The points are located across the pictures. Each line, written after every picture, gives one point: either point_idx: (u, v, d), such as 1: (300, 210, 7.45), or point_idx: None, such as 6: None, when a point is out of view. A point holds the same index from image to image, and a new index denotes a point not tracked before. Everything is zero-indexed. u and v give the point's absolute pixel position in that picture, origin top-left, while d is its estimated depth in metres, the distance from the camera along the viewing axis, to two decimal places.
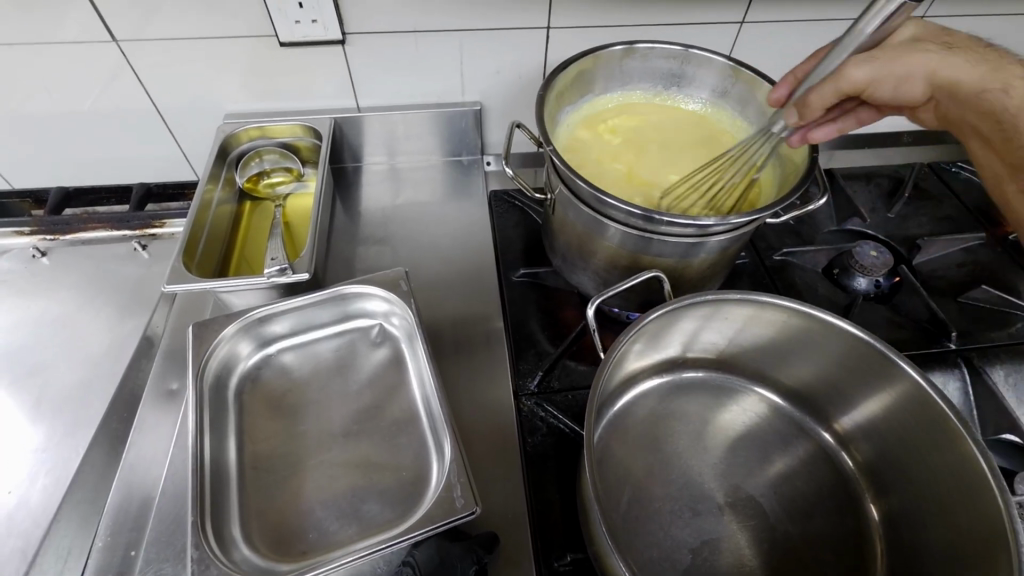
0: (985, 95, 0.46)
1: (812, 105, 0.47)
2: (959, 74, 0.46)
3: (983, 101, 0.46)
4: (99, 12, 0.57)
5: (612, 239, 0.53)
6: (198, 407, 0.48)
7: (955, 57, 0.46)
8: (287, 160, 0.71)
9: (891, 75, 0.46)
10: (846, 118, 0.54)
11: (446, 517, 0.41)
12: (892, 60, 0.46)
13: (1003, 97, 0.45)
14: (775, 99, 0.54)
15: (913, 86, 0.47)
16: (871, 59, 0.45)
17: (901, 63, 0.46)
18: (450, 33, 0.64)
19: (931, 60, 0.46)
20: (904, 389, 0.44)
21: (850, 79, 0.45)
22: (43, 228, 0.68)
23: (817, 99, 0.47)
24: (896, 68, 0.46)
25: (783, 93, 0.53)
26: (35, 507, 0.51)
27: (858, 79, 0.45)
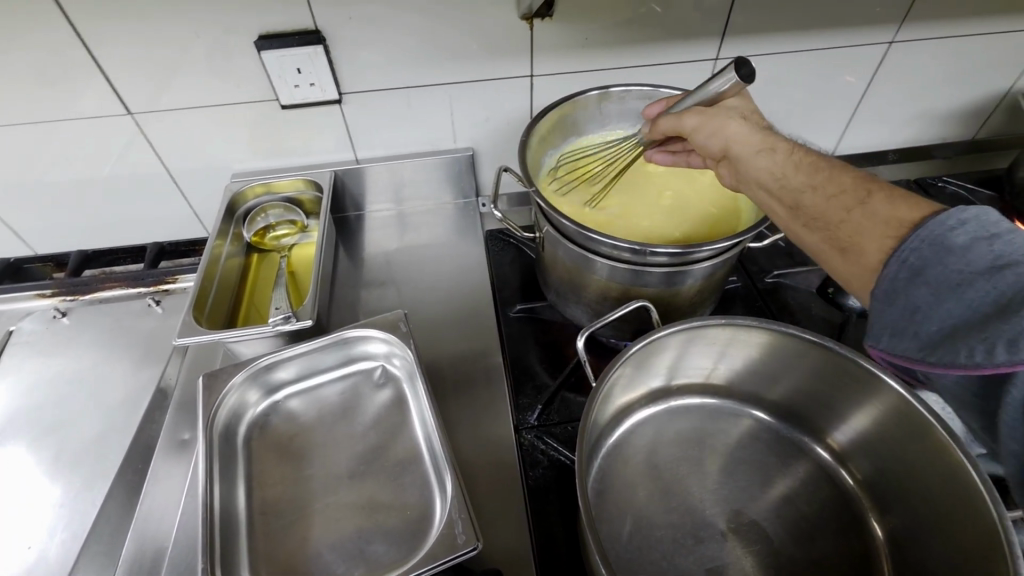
0: (755, 154, 0.44)
1: (660, 129, 0.51)
2: (746, 137, 0.45)
3: (744, 158, 0.45)
4: (115, 87, 0.62)
5: (601, 273, 0.55)
6: (209, 456, 0.49)
7: (754, 124, 0.46)
8: (291, 213, 0.74)
9: (710, 127, 0.47)
10: (682, 158, 0.58)
11: (449, 553, 0.42)
12: (713, 117, 0.47)
13: (771, 156, 0.43)
14: (648, 114, 0.55)
15: (717, 143, 0.47)
16: (697, 110, 0.48)
17: (722, 119, 0.46)
18: (440, 86, 0.68)
19: (733, 123, 0.46)
20: (892, 403, 0.44)
21: (683, 122, 0.48)
22: (64, 290, 0.72)
23: (660, 125, 0.51)
24: (710, 119, 0.47)
25: (655, 110, 0.54)
26: (54, 562, 0.52)
27: (681, 125, 0.49)
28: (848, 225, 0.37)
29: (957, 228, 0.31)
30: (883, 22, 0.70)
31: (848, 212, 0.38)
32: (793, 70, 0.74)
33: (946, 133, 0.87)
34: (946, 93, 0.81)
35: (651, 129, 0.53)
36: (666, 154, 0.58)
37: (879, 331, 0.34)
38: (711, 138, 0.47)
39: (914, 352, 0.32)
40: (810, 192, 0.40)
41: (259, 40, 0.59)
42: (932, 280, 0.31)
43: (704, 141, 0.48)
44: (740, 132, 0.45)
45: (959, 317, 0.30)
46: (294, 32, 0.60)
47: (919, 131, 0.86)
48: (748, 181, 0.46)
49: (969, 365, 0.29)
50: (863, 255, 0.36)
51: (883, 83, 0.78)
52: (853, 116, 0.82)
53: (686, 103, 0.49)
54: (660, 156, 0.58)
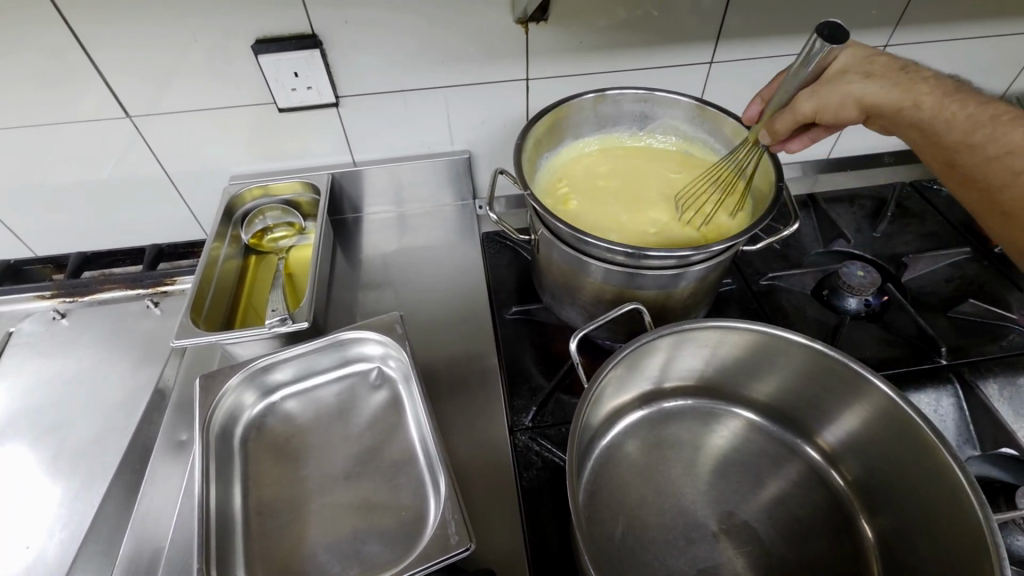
0: (905, 112, 0.49)
1: (778, 131, 0.51)
2: (882, 96, 0.49)
3: (903, 117, 0.50)
4: (114, 91, 0.62)
5: (596, 275, 0.55)
6: (205, 456, 0.50)
7: (881, 79, 0.49)
8: (289, 215, 0.75)
9: (830, 102, 0.49)
10: (818, 134, 0.55)
11: (442, 553, 0.42)
12: (829, 90, 0.49)
13: (919, 112, 0.49)
14: (749, 117, 0.57)
15: (851, 109, 0.49)
16: (807, 91, 0.49)
17: (837, 89, 0.49)
18: (436, 90, 0.68)
19: (858, 88, 0.49)
20: (882, 405, 0.45)
21: (801, 109, 0.49)
22: (63, 292, 0.73)
23: (779, 127, 0.51)
24: (831, 95, 0.49)
25: (753, 112, 0.56)
26: (52, 561, 0.53)
27: (798, 110, 0.49)
28: (1011, 191, 0.46)
29: None
30: (876, 26, 0.70)
31: (1013, 176, 0.45)
32: None
33: None
34: None
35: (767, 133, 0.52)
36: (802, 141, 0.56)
37: None
38: (839, 109, 0.50)
39: None
40: (960, 151, 0.48)
41: (255, 44, 0.60)
42: None
43: (835, 117, 0.50)
44: (869, 93, 0.49)
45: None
46: (292, 36, 0.61)
47: None
48: (900, 128, 0.51)
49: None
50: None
51: None
52: None
53: (784, 91, 0.49)
54: (795, 144, 0.56)
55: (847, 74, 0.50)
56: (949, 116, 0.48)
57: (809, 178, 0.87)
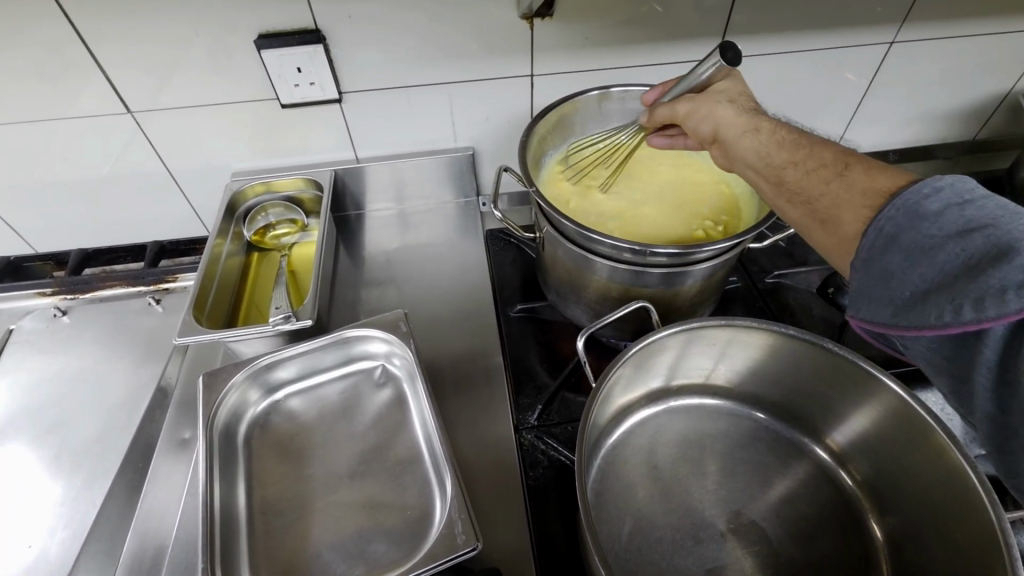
0: (741, 137, 0.45)
1: (657, 117, 0.51)
2: (732, 122, 0.45)
3: (733, 139, 0.45)
4: (114, 86, 0.62)
5: (601, 273, 0.55)
6: (209, 455, 0.50)
7: (742, 106, 0.46)
8: (291, 212, 0.74)
9: (700, 112, 0.47)
10: (681, 141, 0.56)
11: (448, 553, 0.42)
12: (703, 100, 0.47)
13: (757, 139, 0.44)
14: (646, 100, 0.54)
15: (706, 126, 0.47)
16: (688, 97, 0.48)
17: (707, 105, 0.47)
18: (440, 86, 0.68)
19: (725, 108, 0.46)
20: (891, 405, 0.44)
21: (678, 109, 0.49)
22: (64, 289, 0.72)
23: (656, 115, 0.51)
24: (700, 105, 0.47)
25: (654, 96, 0.53)
26: (54, 560, 0.53)
27: (674, 111, 0.49)
28: (827, 198, 0.37)
29: (931, 197, 0.31)
30: (884, 23, 0.69)
31: (827, 185, 0.38)
32: (793, 70, 0.73)
33: (947, 133, 0.87)
34: (948, 93, 0.81)
35: (647, 117, 0.53)
36: (665, 139, 0.57)
37: (860, 300, 0.33)
38: (704, 121, 0.47)
39: (888, 319, 0.31)
40: (792, 169, 0.41)
41: (258, 39, 0.59)
42: (904, 246, 0.31)
43: (693, 126, 0.48)
44: (728, 116, 0.46)
45: (931, 280, 0.29)
46: (295, 31, 0.60)
47: (920, 131, 0.86)
48: (736, 162, 0.46)
49: (939, 326, 0.28)
50: (842, 225, 0.36)
51: (885, 83, 0.78)
52: (853, 116, 0.82)
53: (677, 88, 0.49)
54: (659, 140, 0.57)
55: (719, 93, 0.47)
56: (779, 140, 0.43)
57: None
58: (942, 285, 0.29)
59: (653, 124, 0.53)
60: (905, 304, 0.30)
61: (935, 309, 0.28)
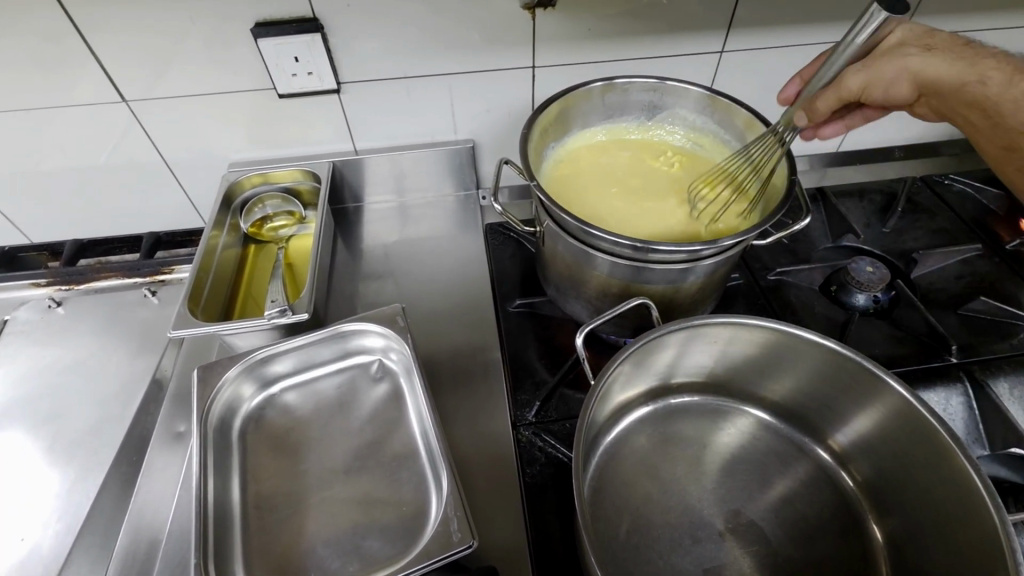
0: (966, 87, 0.48)
1: (820, 109, 0.51)
2: (941, 70, 0.49)
3: (966, 92, 0.49)
4: (110, 75, 0.61)
5: (601, 269, 0.54)
6: (203, 448, 0.49)
7: (942, 56, 0.49)
8: (289, 204, 0.74)
9: (882, 77, 0.49)
10: (853, 120, 0.57)
11: (443, 551, 0.41)
12: (883, 63, 0.49)
13: (1012, 83, 0.47)
14: (783, 97, 0.57)
15: (903, 85, 0.50)
16: (857, 70, 0.49)
17: (892, 65, 0.49)
18: (440, 77, 0.67)
19: (913, 62, 0.49)
20: (894, 406, 0.44)
21: (847, 85, 0.50)
22: (59, 280, 0.72)
23: (821, 106, 0.51)
24: (878, 73, 0.49)
25: (791, 92, 0.57)
26: (47, 553, 0.52)
27: (845, 87, 0.50)
28: None
29: None
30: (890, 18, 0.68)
31: None
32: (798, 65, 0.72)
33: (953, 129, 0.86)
34: None
35: (802, 116, 0.52)
36: (836, 128, 0.57)
37: None
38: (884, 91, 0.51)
39: None
40: None
41: (255, 28, 0.58)
42: None
43: (885, 91, 0.51)
44: (932, 70, 0.49)
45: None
46: (292, 20, 0.59)
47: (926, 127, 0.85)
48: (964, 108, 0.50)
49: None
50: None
51: None
52: None
53: (830, 70, 0.48)
54: (829, 130, 0.58)
55: (902, 48, 0.49)
56: (1016, 92, 0.47)
57: (818, 172, 0.86)
58: None
59: (814, 114, 0.52)
60: None
61: None
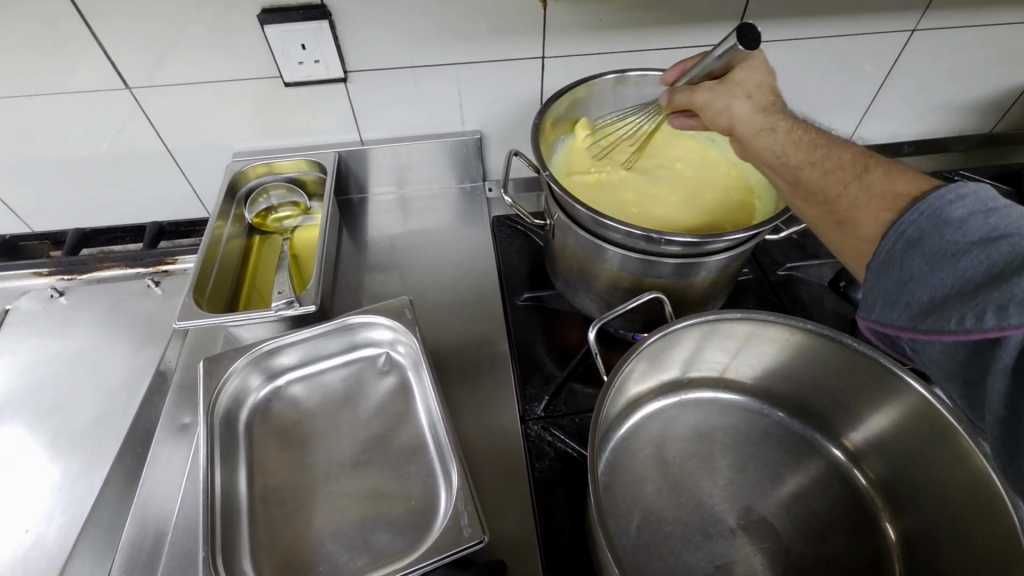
0: (756, 136, 0.43)
1: (671, 101, 0.49)
2: (745, 120, 0.43)
3: (750, 135, 0.43)
4: (112, 62, 0.60)
5: (612, 262, 0.54)
6: (210, 439, 0.49)
7: (762, 104, 0.43)
8: (294, 194, 0.73)
9: (717, 99, 0.45)
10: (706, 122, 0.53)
11: (454, 546, 0.41)
12: (722, 87, 0.44)
13: (774, 138, 0.42)
14: (667, 80, 0.54)
15: (723, 118, 0.45)
16: (707, 86, 0.45)
17: (721, 98, 0.44)
18: (448, 67, 0.66)
19: (741, 101, 0.43)
20: (911, 404, 0.43)
21: (695, 94, 0.46)
22: (61, 269, 0.71)
23: (674, 101, 0.48)
24: (719, 94, 0.44)
25: (671, 76, 0.53)
26: (51, 545, 0.52)
27: (692, 100, 0.46)
28: (845, 200, 0.37)
29: (956, 201, 0.30)
30: (907, 10, 0.67)
31: (845, 186, 0.37)
32: (811, 58, 0.72)
33: (964, 125, 0.85)
34: (968, 84, 0.78)
35: (666, 100, 0.50)
36: (687, 121, 0.54)
37: (873, 305, 0.32)
38: (720, 115, 0.44)
39: (905, 322, 0.30)
40: (807, 168, 0.40)
41: (261, 14, 0.57)
42: (927, 248, 0.30)
43: (716, 117, 0.45)
44: (745, 113, 0.43)
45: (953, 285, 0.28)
46: (298, 7, 0.58)
47: (937, 122, 0.84)
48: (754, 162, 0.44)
49: (958, 332, 0.27)
50: (860, 228, 0.35)
51: (904, 72, 0.76)
52: (870, 106, 0.80)
53: (698, 71, 0.47)
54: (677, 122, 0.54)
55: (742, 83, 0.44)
56: (794, 140, 0.41)
57: None
58: (962, 292, 0.27)
59: (673, 107, 0.50)
60: (923, 307, 0.29)
61: (954, 315, 0.27)
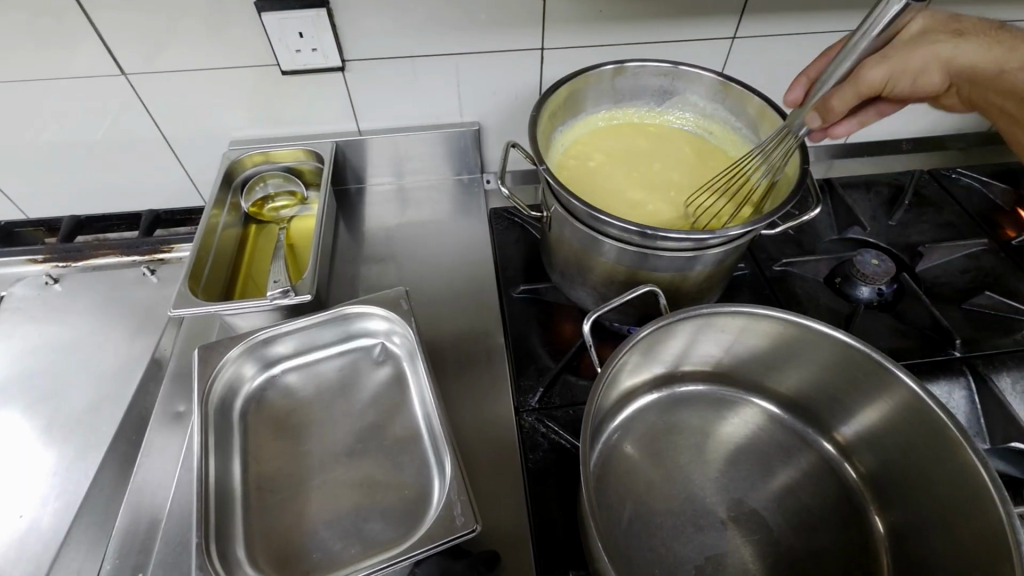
0: (993, 74, 0.49)
1: (836, 108, 0.50)
2: (977, 57, 0.49)
3: (994, 78, 0.49)
4: (109, 47, 0.59)
5: (608, 256, 0.54)
6: (204, 427, 0.49)
7: (972, 40, 0.49)
8: (290, 183, 0.72)
9: (907, 67, 0.49)
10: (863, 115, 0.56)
11: (447, 535, 0.41)
12: (903, 57, 0.48)
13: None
14: (792, 100, 0.56)
15: (933, 73, 0.50)
16: (878, 61, 0.48)
17: (922, 50, 0.49)
18: (447, 58, 0.65)
19: (947, 49, 0.49)
20: (903, 400, 0.44)
21: (868, 78, 0.48)
22: (56, 256, 0.71)
23: (839, 103, 0.49)
24: (907, 57, 0.49)
25: (799, 94, 0.56)
26: (45, 530, 0.52)
27: (868, 81, 0.48)
28: None
29: None
30: None
31: None
32: (811, 53, 0.71)
33: (962, 123, 0.85)
34: None
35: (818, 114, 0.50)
36: (853, 124, 0.55)
37: None
38: (915, 78, 0.50)
39: None
40: None
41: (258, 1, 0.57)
42: None
43: (910, 82, 0.50)
44: (963, 53, 0.49)
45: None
46: None
47: (936, 120, 0.84)
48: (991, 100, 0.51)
49: None
50: None
51: None
52: None
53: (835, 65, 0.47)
54: (842, 128, 0.55)
55: (923, 37, 0.49)
56: None
57: (825, 163, 0.85)
58: None
59: (831, 110, 0.50)
60: None
61: None
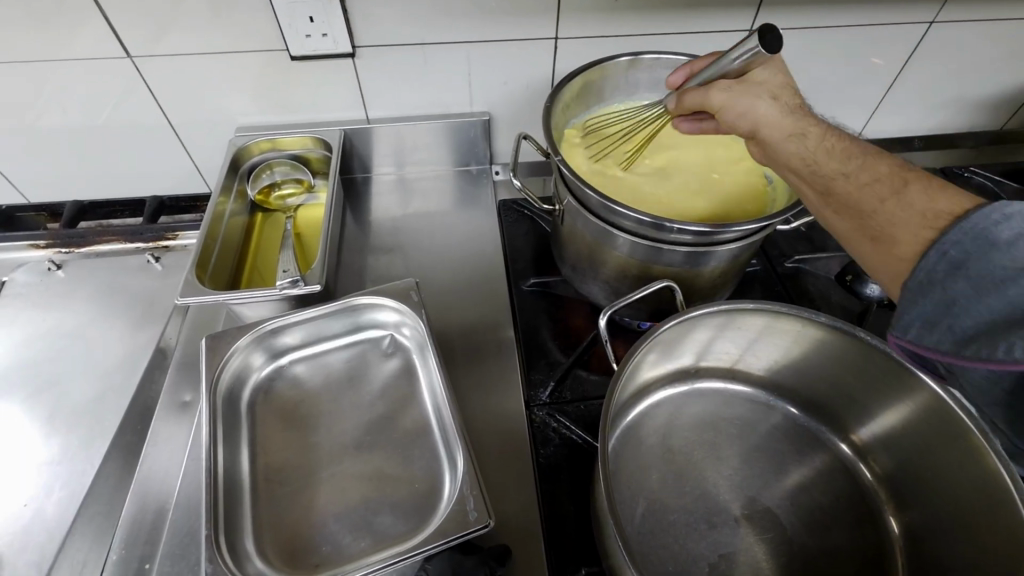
0: (789, 140, 0.43)
1: (686, 103, 0.48)
2: (773, 124, 0.43)
3: (784, 147, 0.43)
4: (113, 28, 0.58)
5: (621, 249, 0.53)
6: (212, 417, 0.48)
7: (784, 107, 0.43)
8: (297, 171, 0.71)
9: (738, 104, 0.44)
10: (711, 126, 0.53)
11: (460, 530, 0.41)
12: (741, 92, 0.44)
13: (804, 142, 0.42)
14: (671, 83, 0.53)
15: (744, 124, 0.45)
16: (723, 86, 0.45)
17: (745, 99, 0.44)
18: (458, 46, 0.64)
19: (762, 108, 0.43)
20: (923, 401, 0.43)
21: (710, 97, 0.45)
22: (59, 241, 0.69)
23: (686, 101, 0.47)
24: (738, 98, 0.44)
25: (677, 78, 0.52)
26: (50, 519, 0.51)
27: (708, 100, 0.46)
28: (881, 216, 0.38)
29: (1001, 223, 0.31)
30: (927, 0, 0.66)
31: (882, 202, 0.38)
32: (826, 47, 0.70)
33: (974, 122, 0.84)
34: (981, 80, 0.77)
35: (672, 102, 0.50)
36: (694, 124, 0.53)
37: (907, 324, 0.34)
38: (741, 117, 0.44)
39: (949, 346, 0.32)
40: (839, 179, 0.40)
41: None
42: (970, 273, 0.31)
43: (734, 121, 0.45)
44: (770, 118, 0.43)
45: (998, 314, 0.30)
46: None
47: (948, 118, 0.83)
48: (781, 166, 0.44)
49: (997, 361, 0.30)
50: (898, 246, 0.37)
51: (918, 66, 0.74)
52: (882, 99, 0.79)
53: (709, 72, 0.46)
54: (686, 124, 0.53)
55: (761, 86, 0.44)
56: (829, 148, 0.41)
57: None
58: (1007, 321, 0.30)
59: (679, 109, 0.49)
60: (965, 334, 0.31)
61: (997, 345, 0.30)
